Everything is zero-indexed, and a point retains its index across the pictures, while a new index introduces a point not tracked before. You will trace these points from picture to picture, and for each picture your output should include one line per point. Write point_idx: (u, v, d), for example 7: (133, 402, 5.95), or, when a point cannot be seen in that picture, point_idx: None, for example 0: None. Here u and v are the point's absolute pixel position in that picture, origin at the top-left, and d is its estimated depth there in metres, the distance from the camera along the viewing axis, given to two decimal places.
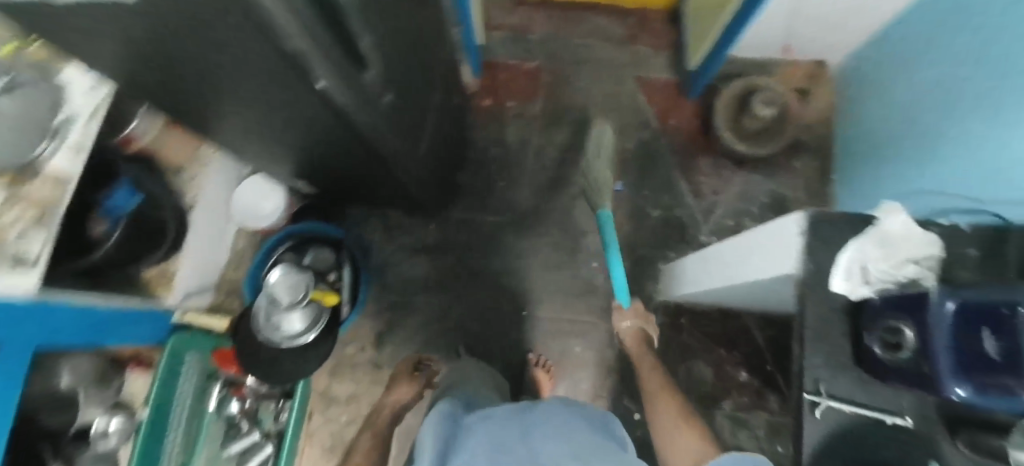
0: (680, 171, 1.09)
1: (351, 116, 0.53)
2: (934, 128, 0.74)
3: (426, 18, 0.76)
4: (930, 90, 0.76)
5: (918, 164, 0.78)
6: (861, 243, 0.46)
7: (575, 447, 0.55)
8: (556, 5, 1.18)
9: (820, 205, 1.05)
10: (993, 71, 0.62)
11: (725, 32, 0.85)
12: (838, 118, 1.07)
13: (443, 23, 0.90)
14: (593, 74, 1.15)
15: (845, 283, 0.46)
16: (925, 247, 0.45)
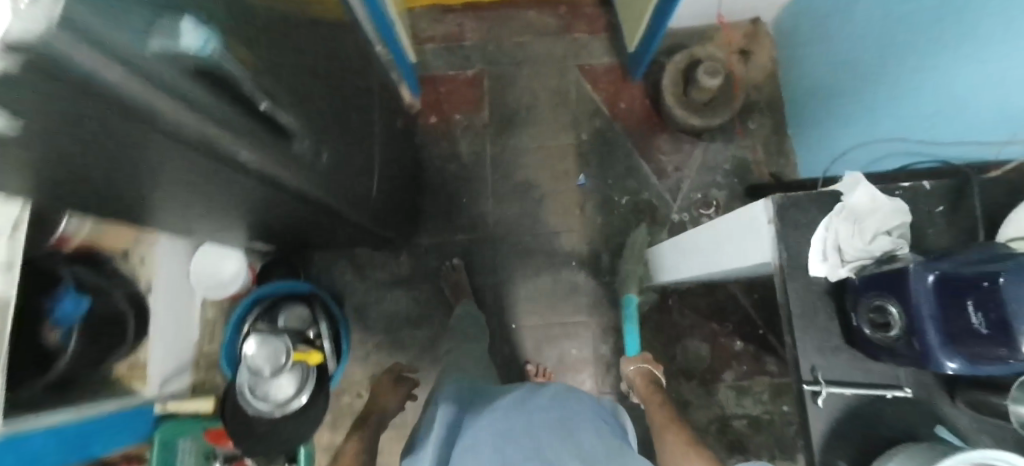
0: (639, 154, 1.08)
1: (282, 181, 0.46)
2: (880, 67, 0.74)
3: (338, 49, 0.70)
4: (871, 28, 0.75)
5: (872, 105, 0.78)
6: (832, 222, 0.47)
7: (579, 449, 0.58)
8: (483, 6, 1.13)
9: (780, 161, 1.06)
10: (928, 7, 0.62)
11: (658, 11, 0.83)
12: (779, 73, 1.08)
13: (365, 48, 0.85)
14: (535, 71, 1.12)
15: (825, 266, 0.47)
16: (893, 216, 0.46)
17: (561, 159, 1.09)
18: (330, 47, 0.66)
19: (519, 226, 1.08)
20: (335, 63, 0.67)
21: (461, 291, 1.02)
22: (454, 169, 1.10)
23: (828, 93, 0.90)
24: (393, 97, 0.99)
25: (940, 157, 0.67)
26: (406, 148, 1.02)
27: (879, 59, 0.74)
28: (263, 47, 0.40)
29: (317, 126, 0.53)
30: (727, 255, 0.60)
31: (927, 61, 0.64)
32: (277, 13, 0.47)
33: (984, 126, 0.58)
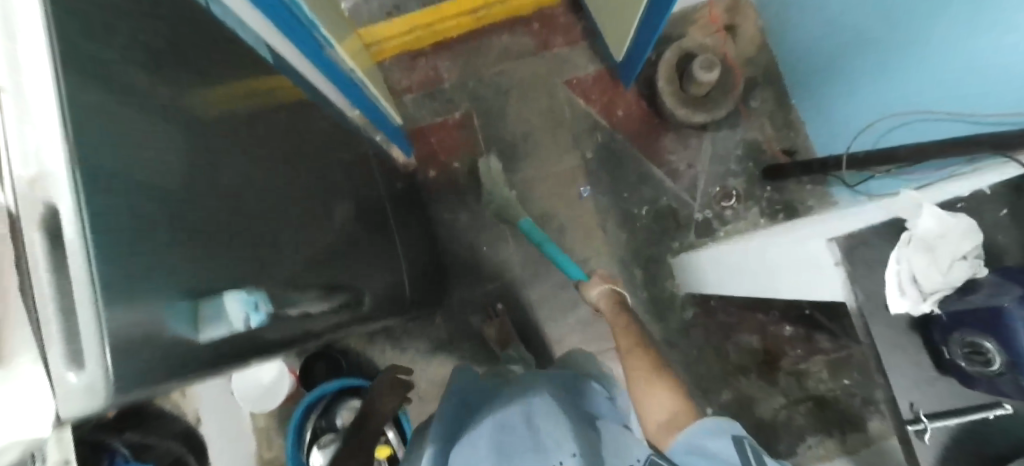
0: (648, 159, 1.05)
1: (286, 340, 0.42)
2: (902, 31, 0.70)
3: (323, 149, 0.65)
4: None
5: (894, 70, 0.75)
6: (902, 255, 0.50)
7: (584, 439, 0.51)
8: (454, 43, 1.09)
9: (790, 136, 1.05)
10: None
11: (645, 21, 0.80)
12: (770, 44, 1.05)
13: (349, 128, 0.79)
14: (523, 97, 1.07)
15: (907, 301, 0.50)
16: (964, 238, 0.48)
17: (572, 182, 1.06)
18: (308, 145, 0.59)
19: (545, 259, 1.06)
20: (318, 163, 0.61)
21: (507, 333, 1.00)
22: (464, 217, 1.06)
23: (838, 60, 0.87)
24: (383, 159, 0.92)
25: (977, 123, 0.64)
26: (414, 208, 0.98)
27: (891, 16, 0.72)
28: (241, 195, 0.37)
29: (306, 260, 0.47)
30: (794, 286, 0.64)
31: (955, 25, 0.61)
32: (252, 149, 0.42)
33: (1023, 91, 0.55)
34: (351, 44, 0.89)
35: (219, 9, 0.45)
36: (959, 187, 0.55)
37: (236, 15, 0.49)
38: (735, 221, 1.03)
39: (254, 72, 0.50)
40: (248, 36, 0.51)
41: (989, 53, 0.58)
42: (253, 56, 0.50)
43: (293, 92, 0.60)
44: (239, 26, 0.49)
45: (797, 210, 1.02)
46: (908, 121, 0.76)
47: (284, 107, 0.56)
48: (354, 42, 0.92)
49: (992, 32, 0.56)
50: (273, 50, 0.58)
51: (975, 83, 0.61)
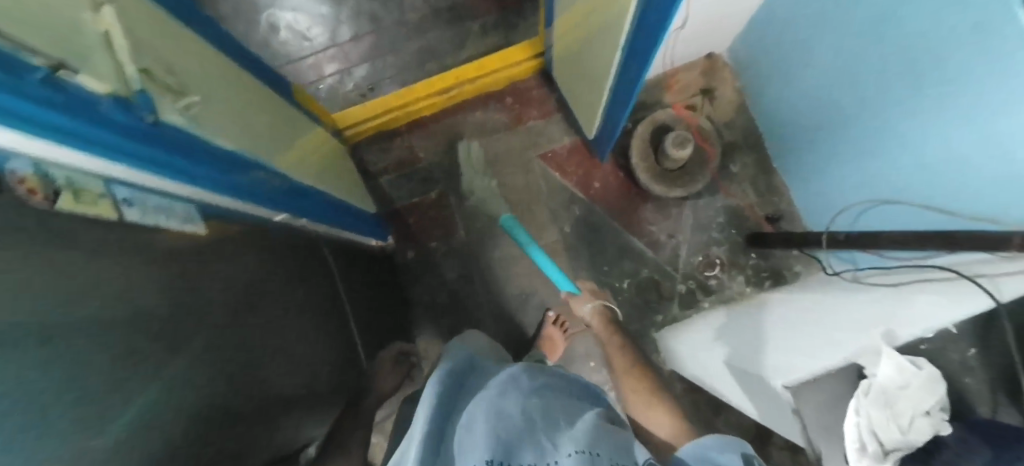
0: (627, 230, 1.05)
1: None
2: (886, 112, 0.67)
3: (276, 265, 0.68)
4: (863, 67, 0.68)
5: (875, 150, 0.72)
6: (860, 406, 0.55)
7: (576, 440, 0.46)
8: (428, 123, 1.12)
9: (776, 200, 1.02)
10: (929, 68, 0.56)
11: (619, 87, 0.77)
12: (747, 106, 1.04)
13: (303, 239, 0.79)
14: (499, 173, 1.10)
15: (865, 458, 0.53)
16: (925, 396, 0.50)
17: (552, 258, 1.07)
18: (271, 286, 0.64)
19: (529, 336, 1.06)
20: (279, 308, 0.65)
21: None
22: (445, 298, 1.10)
23: (817, 128, 0.85)
24: (343, 247, 0.93)
25: (974, 219, 0.59)
26: (382, 294, 1.03)
27: (869, 95, 0.69)
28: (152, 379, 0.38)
29: (212, 411, 0.47)
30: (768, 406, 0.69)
31: (938, 115, 0.57)
32: (193, 327, 0.46)
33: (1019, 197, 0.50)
34: (309, 145, 0.88)
35: (138, 206, 0.41)
36: (924, 323, 0.55)
37: (163, 200, 0.45)
38: (720, 291, 1.02)
39: (185, 232, 0.48)
40: (176, 219, 0.47)
41: (986, 149, 0.52)
42: (178, 239, 0.47)
43: (233, 233, 0.59)
44: (166, 213, 0.45)
45: (785, 277, 1.00)
46: (894, 203, 0.72)
47: (225, 246, 0.56)
48: (315, 144, 0.91)
49: (980, 130, 0.52)
50: (213, 218, 0.55)
51: (967, 177, 0.57)
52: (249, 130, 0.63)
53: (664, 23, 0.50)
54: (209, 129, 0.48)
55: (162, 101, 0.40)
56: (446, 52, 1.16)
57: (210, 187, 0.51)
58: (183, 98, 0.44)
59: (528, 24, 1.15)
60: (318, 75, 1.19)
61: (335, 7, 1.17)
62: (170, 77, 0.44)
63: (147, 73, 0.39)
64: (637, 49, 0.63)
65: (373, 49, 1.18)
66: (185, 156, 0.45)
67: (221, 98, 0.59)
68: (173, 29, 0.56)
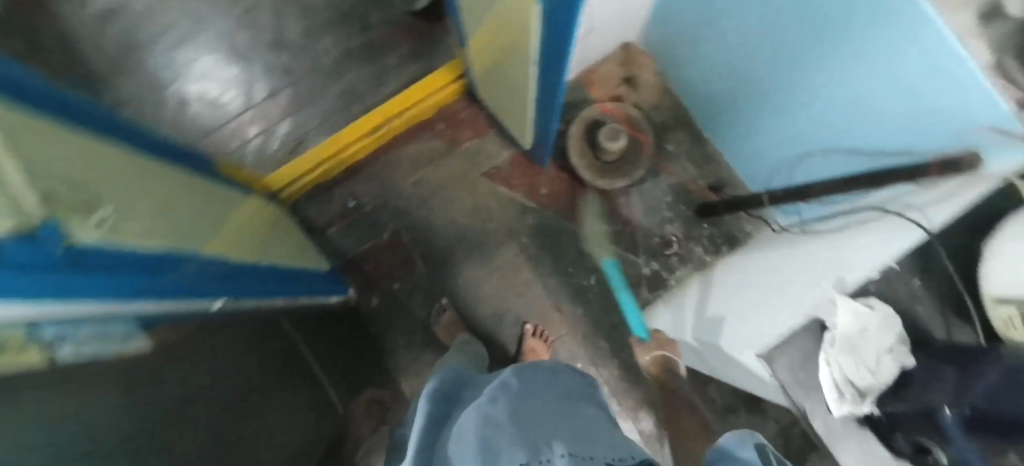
0: (583, 228, 1.05)
1: None
2: (798, 70, 0.69)
3: (233, 340, 0.66)
4: (764, 33, 0.71)
5: (793, 107, 0.75)
6: (829, 355, 0.53)
7: (570, 442, 0.48)
8: (364, 165, 1.10)
9: (714, 169, 1.05)
10: (830, 21, 0.58)
11: (544, 95, 0.78)
12: (668, 86, 1.07)
13: (259, 318, 0.75)
14: (446, 199, 1.08)
15: (844, 405, 0.52)
16: (883, 334, 0.51)
17: (517, 272, 1.06)
18: (231, 384, 0.61)
19: (511, 354, 1.04)
20: (245, 406, 0.62)
21: None
22: (420, 337, 1.07)
23: (736, 97, 0.88)
24: (304, 315, 0.89)
25: (896, 154, 0.62)
26: (353, 345, 0.99)
27: (777, 57, 0.72)
28: None
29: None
30: (744, 373, 0.68)
31: (848, 64, 0.60)
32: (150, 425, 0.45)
33: (944, 125, 0.53)
34: (241, 219, 0.83)
35: (68, 339, 0.37)
36: (865, 265, 0.55)
37: (99, 327, 0.41)
38: (684, 267, 1.03)
39: (123, 349, 0.44)
40: (115, 339, 0.43)
41: (899, 87, 0.55)
42: (117, 365, 0.43)
43: (179, 333, 0.55)
44: (101, 338, 0.41)
45: (738, 240, 1.03)
46: (823, 152, 0.75)
47: (173, 343, 0.53)
48: (249, 217, 0.86)
49: (888, 70, 0.54)
50: (154, 327, 0.50)
51: (887, 115, 0.60)
52: (172, 220, 0.59)
53: (570, 29, 0.51)
54: (129, 237, 0.45)
55: (73, 224, 0.37)
56: (368, 92, 1.14)
57: (146, 297, 0.47)
58: (98, 214, 0.42)
59: (444, 48, 1.15)
60: (241, 140, 1.14)
61: (244, 68, 1.14)
62: (75, 193, 0.40)
63: (50, 198, 0.35)
64: (549, 57, 0.64)
65: (291, 102, 1.14)
66: (113, 271, 0.41)
67: (134, 195, 0.54)
68: (68, 133, 0.52)
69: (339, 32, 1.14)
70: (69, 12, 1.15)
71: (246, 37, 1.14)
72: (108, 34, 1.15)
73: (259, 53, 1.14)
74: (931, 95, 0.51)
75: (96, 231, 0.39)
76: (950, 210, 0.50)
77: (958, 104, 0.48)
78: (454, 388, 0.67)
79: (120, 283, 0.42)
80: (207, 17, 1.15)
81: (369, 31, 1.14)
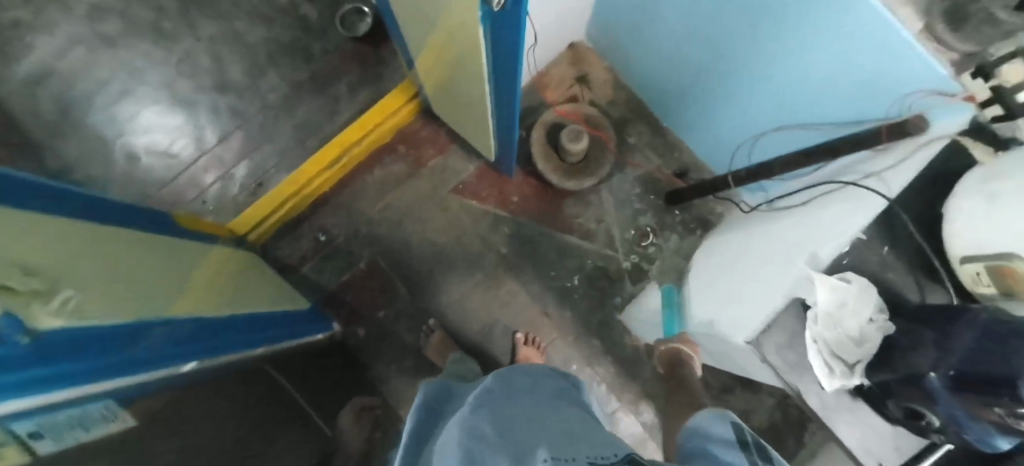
0: (558, 230, 1.04)
1: None
2: (738, 54, 0.71)
3: (225, 387, 0.64)
4: (699, 25, 0.73)
5: (740, 90, 0.77)
6: (815, 333, 0.52)
7: (554, 447, 0.43)
8: (329, 198, 1.07)
9: (678, 154, 1.05)
10: (757, 7, 0.60)
11: (500, 108, 0.77)
12: (620, 80, 1.07)
13: (247, 368, 0.71)
14: (418, 219, 1.06)
15: (834, 380, 0.50)
16: (864, 304, 0.50)
17: (499, 283, 1.05)
18: (237, 437, 0.59)
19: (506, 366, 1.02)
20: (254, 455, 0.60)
21: None
22: (412, 362, 1.05)
23: (685, 85, 0.89)
24: (292, 359, 0.85)
25: (844, 124, 0.64)
26: (345, 380, 0.97)
27: (716, 46, 0.73)
28: None
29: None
30: (736, 359, 0.68)
31: (782, 44, 0.62)
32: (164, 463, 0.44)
33: (883, 91, 0.54)
34: (209, 269, 0.81)
35: (47, 435, 0.35)
36: (836, 236, 0.54)
37: (73, 408, 0.39)
38: (664, 255, 1.04)
39: (107, 427, 0.42)
40: (96, 423, 0.41)
41: (834, 61, 0.57)
42: (112, 442, 0.40)
43: (169, 399, 0.53)
44: (82, 425, 0.39)
45: (712, 221, 1.03)
46: (774, 130, 0.77)
47: (166, 409, 0.51)
48: (217, 265, 0.84)
49: (821, 45, 0.56)
50: (134, 401, 0.48)
51: (828, 88, 0.62)
52: (136, 288, 0.58)
53: (518, 45, 0.51)
54: (95, 316, 0.45)
55: (33, 312, 0.38)
56: (323, 123, 1.13)
57: (112, 375, 0.46)
58: (59, 296, 0.42)
59: (394, 70, 1.15)
60: (198, 189, 1.10)
61: (192, 116, 1.12)
62: (34, 279, 0.41)
63: (4, 293, 0.36)
64: (501, 73, 0.64)
65: (246, 143, 1.12)
66: (73, 356, 0.41)
67: (94, 267, 0.54)
68: (14, 215, 0.50)
69: (284, 67, 1.14)
70: (1, 83, 1.11)
71: (190, 86, 1.12)
72: (44, 99, 1.11)
73: (204, 95, 1.13)
74: (869, 63, 0.53)
75: (58, 316, 0.40)
76: (904, 178, 0.51)
77: (892, 69, 0.50)
78: (438, 401, 0.67)
79: (79, 367, 0.41)
80: (147, 70, 1.13)
81: (313, 62, 1.15)
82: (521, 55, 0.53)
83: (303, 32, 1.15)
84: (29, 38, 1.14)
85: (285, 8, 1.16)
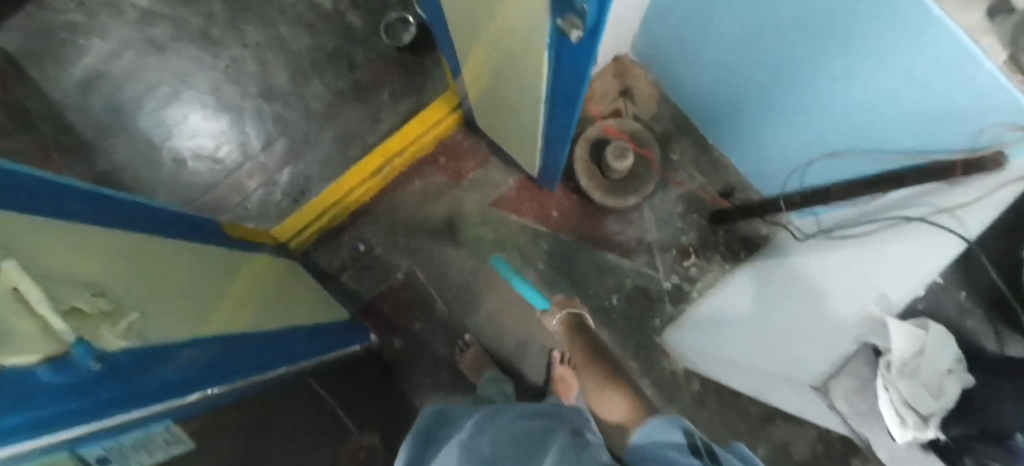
0: (598, 248, 1.05)
1: None
2: (789, 77, 0.69)
3: (283, 401, 0.66)
4: (749, 44, 0.71)
5: (788, 113, 0.74)
6: (888, 380, 0.50)
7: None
8: (369, 207, 1.08)
9: (724, 173, 1.03)
10: (811, 34, 0.58)
11: (551, 126, 0.74)
12: (665, 94, 1.05)
13: (299, 381, 0.73)
14: (458, 232, 1.07)
15: (905, 430, 0.49)
16: (943, 356, 0.46)
17: None
18: (291, 449, 0.60)
19: (541, 382, 1.03)
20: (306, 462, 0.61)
21: None
22: (447, 374, 1.05)
23: (733, 102, 0.87)
24: (335, 370, 0.86)
25: (890, 159, 0.60)
26: (382, 390, 0.98)
27: (768, 68, 0.71)
28: None
29: None
30: (802, 404, 0.71)
31: (835, 72, 0.59)
32: None
33: (926, 132, 0.51)
34: (247, 278, 0.80)
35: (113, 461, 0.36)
36: (911, 278, 0.50)
37: (140, 430, 0.40)
38: (704, 277, 1.04)
39: (170, 445, 0.42)
40: (159, 448, 0.41)
41: (884, 95, 0.54)
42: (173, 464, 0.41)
43: (230, 414, 0.54)
44: (148, 448, 0.40)
45: (757, 243, 1.02)
46: (821, 156, 0.74)
47: (226, 426, 0.52)
48: (255, 272, 0.84)
49: (873, 78, 0.54)
50: (196, 415, 0.49)
51: (877, 121, 0.58)
52: (185, 302, 0.59)
53: (584, 72, 0.49)
54: (154, 338, 0.47)
55: (103, 334, 0.40)
56: (364, 132, 1.14)
57: (178, 392, 0.47)
58: (123, 319, 0.44)
59: (436, 80, 1.15)
60: (242, 194, 1.13)
61: (238, 122, 1.14)
62: (102, 301, 0.43)
63: (76, 317, 0.39)
64: (559, 95, 0.61)
65: (289, 150, 1.14)
66: (141, 374, 0.42)
67: (146, 287, 0.54)
68: (76, 235, 0.52)
69: (328, 76, 1.15)
70: (54, 85, 1.14)
71: (236, 91, 1.15)
72: (96, 102, 1.15)
73: (250, 101, 1.15)
74: (914, 104, 0.50)
75: (122, 338, 0.42)
76: (984, 216, 0.43)
77: (940, 110, 0.47)
78: (434, 425, 0.64)
79: (148, 387, 0.43)
80: (194, 75, 1.15)
81: (356, 70, 1.15)
82: (586, 81, 0.51)
83: (346, 40, 1.16)
84: (82, 41, 1.17)
85: (329, 14, 1.17)
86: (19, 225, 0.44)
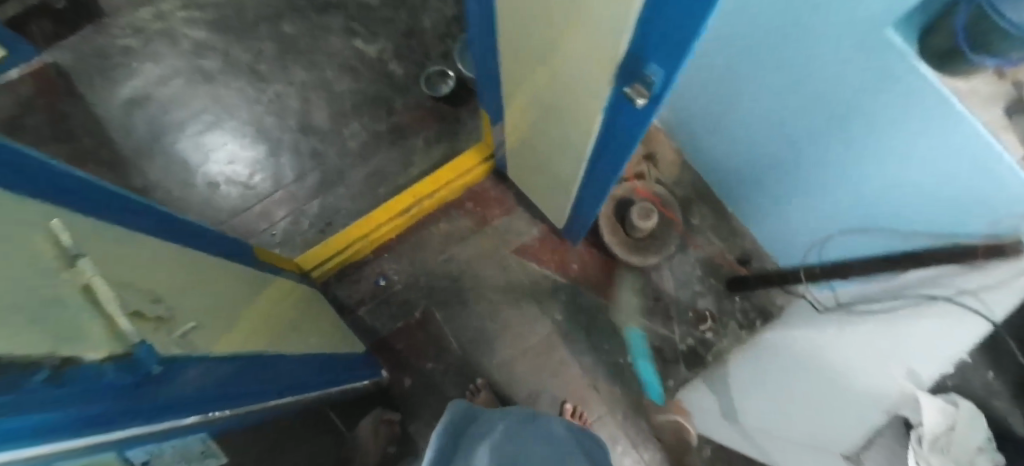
0: (615, 304, 1.07)
1: None
2: (812, 151, 0.74)
3: (293, 433, 0.63)
4: (775, 118, 0.78)
5: (810, 186, 0.80)
6: (920, 456, 0.49)
7: None
8: (394, 243, 1.11)
9: (739, 240, 1.08)
10: (838, 113, 0.64)
11: (587, 180, 0.79)
12: (685, 162, 1.12)
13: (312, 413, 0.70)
14: (479, 275, 1.09)
15: None
16: (970, 432, 0.46)
17: (552, 350, 1.05)
18: None
19: None
20: None
21: None
22: None
23: (754, 173, 0.93)
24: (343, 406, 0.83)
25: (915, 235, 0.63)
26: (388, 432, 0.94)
27: (791, 141, 0.77)
28: None
29: None
30: None
31: (859, 150, 0.65)
32: None
33: (953, 212, 0.55)
34: (272, 300, 0.80)
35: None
36: (938, 356, 0.51)
37: (182, 439, 0.39)
38: (718, 342, 1.05)
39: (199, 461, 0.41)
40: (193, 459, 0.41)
41: (908, 174, 0.59)
42: None
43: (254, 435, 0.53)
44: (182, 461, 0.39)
45: (772, 313, 1.05)
46: (843, 228, 0.78)
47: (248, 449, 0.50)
48: (279, 294, 0.84)
49: (897, 158, 0.59)
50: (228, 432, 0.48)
51: (902, 198, 0.63)
52: (221, 316, 0.59)
53: (636, 134, 0.54)
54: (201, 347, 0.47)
55: (161, 337, 0.40)
56: (396, 172, 1.20)
57: (219, 404, 0.46)
58: (177, 326, 0.45)
59: (468, 131, 1.23)
60: (269, 221, 1.15)
61: (276, 152, 1.20)
62: (161, 308, 0.44)
63: (139, 320, 0.39)
64: (604, 152, 0.66)
65: (321, 183, 1.19)
66: (194, 380, 0.42)
67: (189, 298, 0.54)
68: (134, 241, 0.54)
69: (367, 117, 1.23)
70: (101, 101, 1.21)
71: (276, 123, 1.22)
72: (139, 120, 1.21)
73: (289, 134, 1.21)
74: (941, 183, 0.54)
75: (178, 344, 0.42)
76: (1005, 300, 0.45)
77: (965, 191, 0.51)
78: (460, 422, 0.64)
79: (196, 395, 0.42)
80: (239, 105, 1.23)
81: (395, 114, 1.24)
82: (636, 142, 0.56)
83: (388, 86, 1.25)
84: (136, 64, 1.25)
85: (374, 62, 1.27)
86: (87, 228, 0.45)
